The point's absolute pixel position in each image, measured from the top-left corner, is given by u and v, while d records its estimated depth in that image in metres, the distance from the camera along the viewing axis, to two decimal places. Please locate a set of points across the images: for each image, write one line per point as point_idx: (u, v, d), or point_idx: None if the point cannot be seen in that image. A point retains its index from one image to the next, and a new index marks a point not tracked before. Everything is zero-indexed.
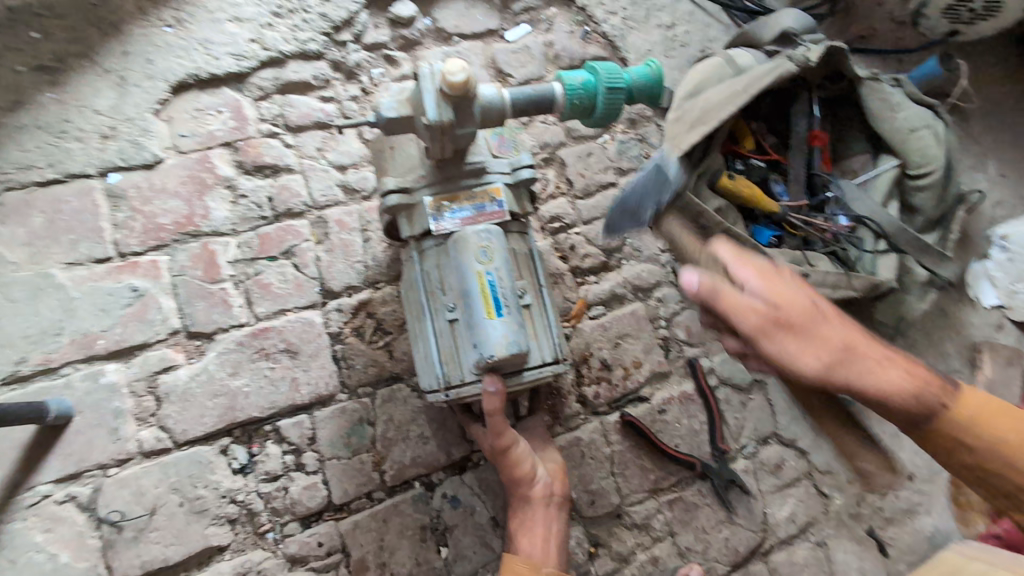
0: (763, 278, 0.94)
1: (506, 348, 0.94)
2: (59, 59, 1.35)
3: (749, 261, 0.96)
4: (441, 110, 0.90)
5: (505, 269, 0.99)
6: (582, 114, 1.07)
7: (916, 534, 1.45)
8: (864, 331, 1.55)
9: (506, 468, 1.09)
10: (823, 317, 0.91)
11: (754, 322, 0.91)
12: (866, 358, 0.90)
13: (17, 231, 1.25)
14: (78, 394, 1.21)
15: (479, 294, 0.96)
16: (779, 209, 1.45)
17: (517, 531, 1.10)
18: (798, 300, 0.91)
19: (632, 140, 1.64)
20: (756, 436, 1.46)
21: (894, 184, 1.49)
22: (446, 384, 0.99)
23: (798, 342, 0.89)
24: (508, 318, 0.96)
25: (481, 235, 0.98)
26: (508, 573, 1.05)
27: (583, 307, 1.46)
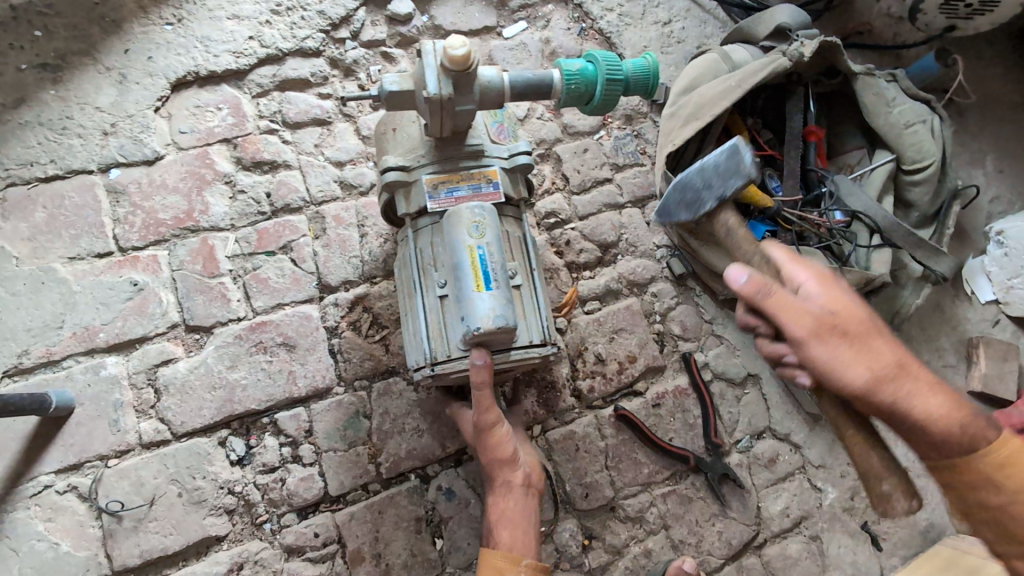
0: (825, 289, 0.96)
1: (493, 321, 0.91)
2: (62, 57, 1.39)
3: (818, 272, 0.99)
4: (441, 83, 0.89)
5: (496, 245, 0.97)
6: (579, 101, 1.04)
7: (910, 529, 1.44)
8: None
9: (487, 450, 1.10)
10: (875, 332, 0.93)
11: (808, 320, 0.92)
12: (910, 375, 0.91)
13: (20, 226, 1.28)
14: (79, 386, 1.23)
15: (468, 268, 0.94)
16: (773, 204, 1.45)
17: (496, 520, 1.11)
18: (855, 309, 0.94)
19: (628, 136, 1.65)
20: (750, 431, 1.46)
21: (888, 179, 1.49)
22: (432, 359, 0.97)
23: (849, 350, 0.91)
24: (497, 292, 0.94)
25: (474, 210, 0.97)
26: (484, 565, 1.06)
27: (575, 296, 1.48)
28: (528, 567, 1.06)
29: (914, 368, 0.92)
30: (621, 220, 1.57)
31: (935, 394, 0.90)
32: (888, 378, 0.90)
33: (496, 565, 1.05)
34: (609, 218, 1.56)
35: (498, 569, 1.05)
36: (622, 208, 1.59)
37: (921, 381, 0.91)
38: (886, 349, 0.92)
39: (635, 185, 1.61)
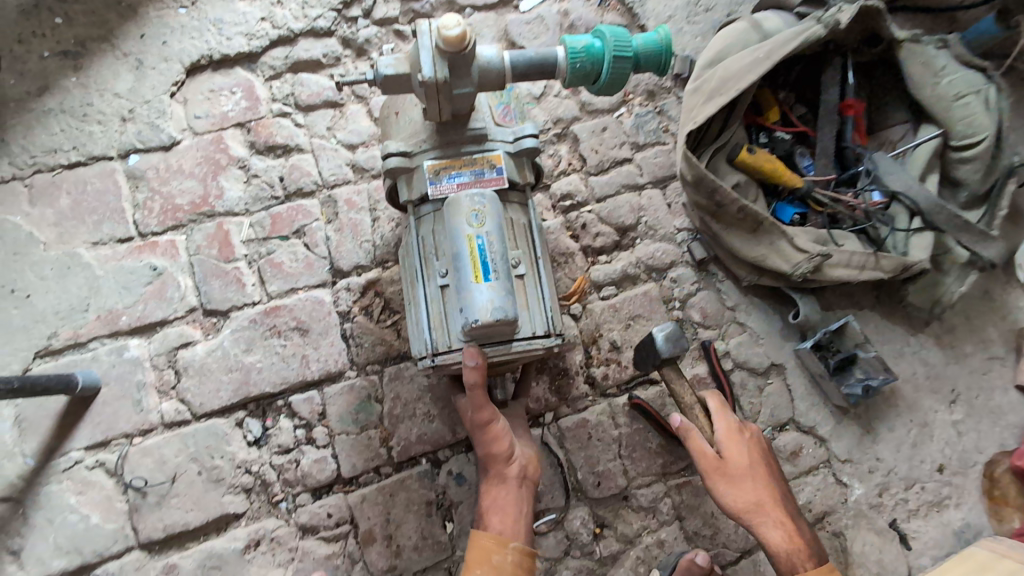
0: (728, 438, 1.13)
1: (491, 313, 0.89)
2: (81, 44, 1.41)
3: (727, 416, 1.16)
4: (437, 66, 0.85)
5: (497, 234, 0.94)
6: (585, 80, 0.98)
7: (943, 529, 1.37)
8: (895, 314, 1.46)
9: (484, 442, 1.09)
10: (755, 473, 1.11)
11: (706, 457, 1.11)
12: (770, 516, 1.09)
13: (47, 212, 1.32)
14: (105, 367, 1.28)
15: (467, 258, 0.92)
16: (803, 183, 1.37)
17: (487, 507, 1.09)
18: (744, 459, 1.12)
19: (649, 113, 1.57)
20: (772, 422, 1.40)
21: (935, 156, 1.37)
22: (433, 350, 0.96)
23: (731, 485, 1.10)
24: (495, 284, 0.91)
25: (474, 199, 0.95)
26: (474, 550, 1.04)
27: (583, 285, 1.43)
28: (515, 551, 1.05)
29: (778, 513, 1.09)
30: (640, 202, 1.51)
31: (785, 531, 1.08)
32: (750, 517, 1.09)
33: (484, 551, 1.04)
34: (628, 200, 1.50)
35: (487, 551, 1.04)
36: (641, 189, 1.52)
37: (779, 520, 1.09)
38: (757, 494, 1.10)
39: (656, 165, 1.54)
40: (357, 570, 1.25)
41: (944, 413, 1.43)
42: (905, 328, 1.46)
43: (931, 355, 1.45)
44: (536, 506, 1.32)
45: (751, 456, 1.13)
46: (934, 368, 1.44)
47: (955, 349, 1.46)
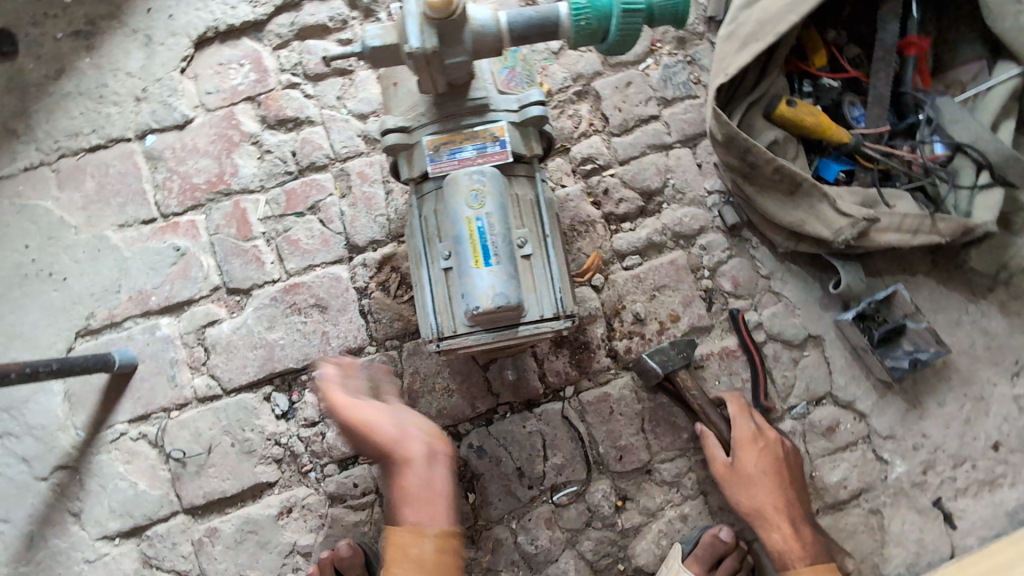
0: (740, 447, 1.22)
1: (492, 300, 0.87)
2: (91, 23, 1.41)
3: (747, 427, 1.24)
4: (424, 35, 0.79)
5: (498, 215, 0.90)
6: (591, 39, 0.89)
7: (994, 509, 1.28)
8: (953, 280, 1.33)
9: (363, 442, 0.98)
10: (763, 482, 1.20)
11: (717, 463, 1.23)
12: (770, 521, 1.19)
13: (74, 196, 1.36)
14: (140, 345, 1.33)
15: (467, 241, 0.89)
16: (851, 138, 1.23)
17: (398, 500, 0.97)
18: (755, 467, 1.21)
19: (679, 63, 1.44)
20: (808, 397, 1.32)
21: (1013, 99, 1.20)
22: (438, 335, 0.94)
23: (737, 490, 1.22)
24: (497, 268, 0.89)
25: (473, 177, 0.90)
26: (388, 547, 0.94)
27: (597, 261, 1.34)
28: (434, 537, 0.94)
29: (779, 519, 1.19)
30: (667, 163, 1.40)
31: (783, 534, 1.18)
32: (754, 517, 1.20)
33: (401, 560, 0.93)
34: (654, 161, 1.40)
35: (402, 545, 0.94)
36: (669, 148, 1.41)
37: (780, 524, 1.19)
38: (762, 500, 1.20)
39: (685, 121, 1.42)
40: (383, 537, 1.30)
41: (1004, 387, 1.31)
42: (964, 294, 1.32)
43: (994, 324, 1.32)
44: (556, 479, 1.32)
45: (763, 466, 1.21)
46: (996, 339, 1.31)
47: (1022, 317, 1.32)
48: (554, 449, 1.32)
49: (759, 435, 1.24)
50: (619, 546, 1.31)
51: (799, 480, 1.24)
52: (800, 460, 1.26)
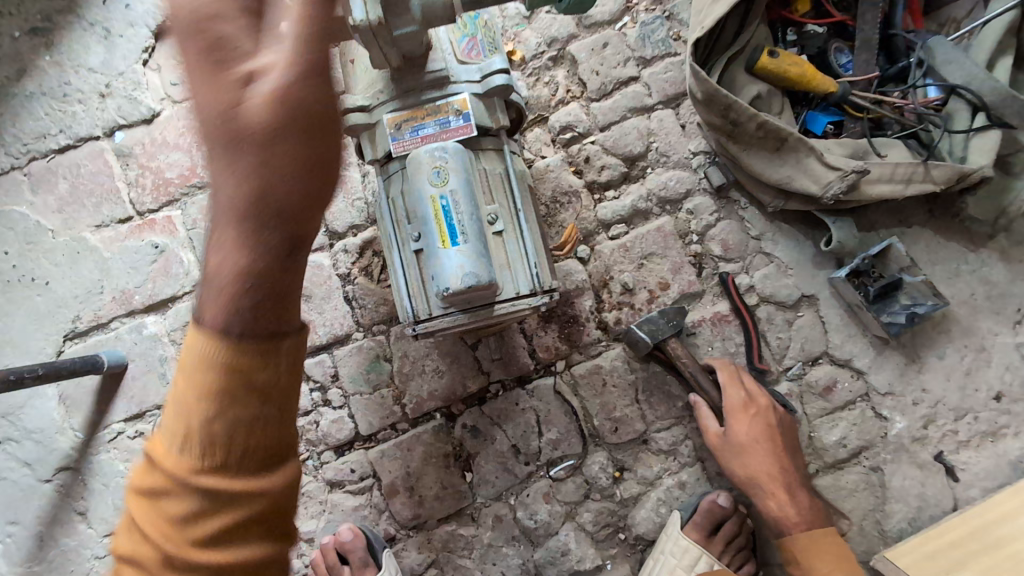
0: (732, 416, 1.20)
1: (461, 281, 0.85)
2: (48, 18, 1.36)
3: (738, 395, 1.22)
4: (367, 8, 0.73)
5: (463, 192, 0.88)
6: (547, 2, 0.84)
7: (997, 460, 1.26)
8: (950, 230, 1.28)
9: (305, 131, 0.54)
10: (757, 450, 1.19)
11: (710, 434, 1.22)
12: (765, 488, 1.19)
13: (48, 199, 1.34)
14: (128, 345, 1.33)
15: (433, 222, 0.87)
16: (837, 88, 1.17)
17: (234, 267, 0.52)
18: (748, 436, 1.19)
19: (657, 20, 1.38)
20: (803, 357, 1.30)
21: (1009, 34, 1.14)
22: (415, 319, 0.92)
23: (732, 459, 1.21)
24: (465, 247, 0.86)
25: (434, 154, 0.88)
26: (216, 354, 0.54)
27: (574, 233, 1.32)
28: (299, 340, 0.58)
29: (774, 486, 1.19)
30: (649, 126, 1.35)
31: (779, 500, 1.18)
32: (750, 486, 1.20)
33: (231, 367, 0.53)
34: (635, 125, 1.35)
35: (252, 348, 0.54)
36: (651, 110, 1.36)
37: (775, 490, 1.19)
38: (756, 468, 1.19)
39: (666, 81, 1.36)
40: (383, 519, 1.31)
41: (1006, 336, 1.27)
42: (963, 244, 1.28)
43: (995, 273, 1.27)
44: (553, 454, 1.31)
45: (756, 434, 1.20)
46: (997, 287, 1.27)
47: None
48: (548, 425, 1.32)
49: (751, 402, 1.22)
50: (619, 516, 1.31)
51: (793, 444, 1.23)
52: (794, 424, 1.24)
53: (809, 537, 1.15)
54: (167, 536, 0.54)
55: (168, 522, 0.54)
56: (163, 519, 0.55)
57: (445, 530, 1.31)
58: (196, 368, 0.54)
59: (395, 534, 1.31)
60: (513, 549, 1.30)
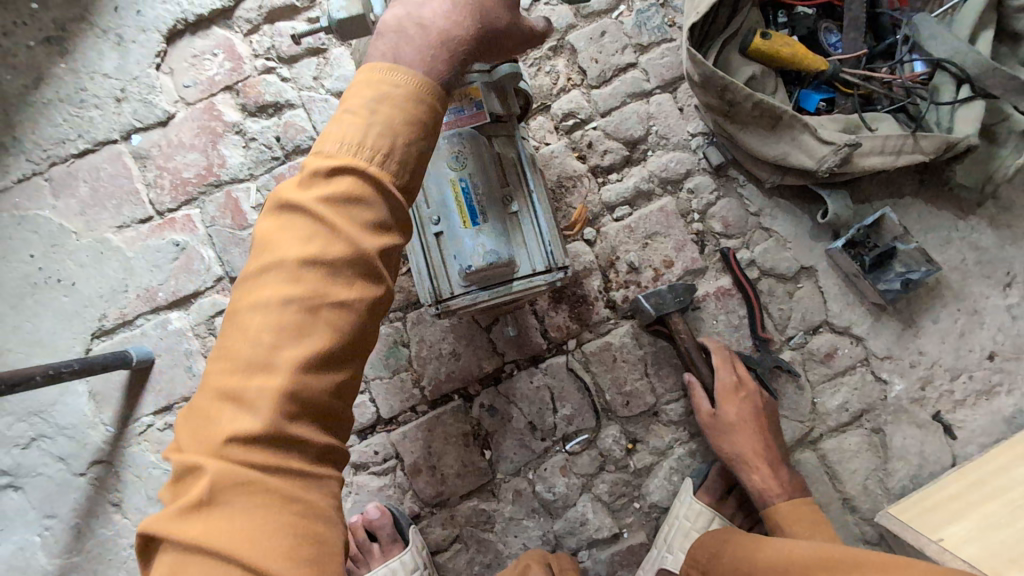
0: (722, 396, 1.26)
1: (483, 259, 0.93)
2: (61, 27, 1.40)
3: (728, 377, 1.27)
4: None
5: (480, 176, 0.95)
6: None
7: (992, 417, 1.32)
8: (940, 200, 1.34)
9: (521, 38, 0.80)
10: (744, 429, 1.24)
11: (700, 413, 1.28)
12: (750, 464, 1.24)
13: (70, 203, 1.39)
14: (154, 341, 1.37)
15: (454, 204, 0.94)
16: (828, 66, 1.22)
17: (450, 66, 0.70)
18: (735, 415, 1.25)
19: (651, 7, 1.43)
20: (804, 327, 1.35)
21: (990, 8, 1.19)
22: (436, 298, 0.97)
23: (720, 436, 1.26)
24: (485, 227, 0.94)
25: (451, 141, 0.94)
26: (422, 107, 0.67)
27: (584, 214, 1.38)
28: None
29: (759, 461, 1.24)
30: (649, 110, 1.40)
31: (763, 475, 1.23)
32: (736, 463, 1.25)
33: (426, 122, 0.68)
34: (635, 110, 1.40)
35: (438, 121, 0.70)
36: (649, 95, 1.41)
37: (760, 466, 1.24)
38: (743, 445, 1.24)
39: (663, 66, 1.42)
40: (408, 498, 1.36)
41: (997, 298, 1.33)
42: (953, 212, 1.34)
43: (984, 238, 1.33)
44: (568, 429, 1.37)
45: (744, 415, 1.25)
46: (986, 253, 1.33)
47: (1012, 229, 1.33)
48: (562, 401, 1.37)
49: (739, 386, 1.27)
50: (633, 486, 1.36)
51: (776, 428, 1.28)
52: (774, 406, 1.30)
53: (791, 508, 1.18)
54: (355, 234, 0.63)
55: (361, 225, 0.63)
56: (356, 221, 0.63)
57: (467, 506, 1.36)
58: (405, 96, 0.66)
59: (420, 512, 1.36)
60: (534, 522, 1.35)
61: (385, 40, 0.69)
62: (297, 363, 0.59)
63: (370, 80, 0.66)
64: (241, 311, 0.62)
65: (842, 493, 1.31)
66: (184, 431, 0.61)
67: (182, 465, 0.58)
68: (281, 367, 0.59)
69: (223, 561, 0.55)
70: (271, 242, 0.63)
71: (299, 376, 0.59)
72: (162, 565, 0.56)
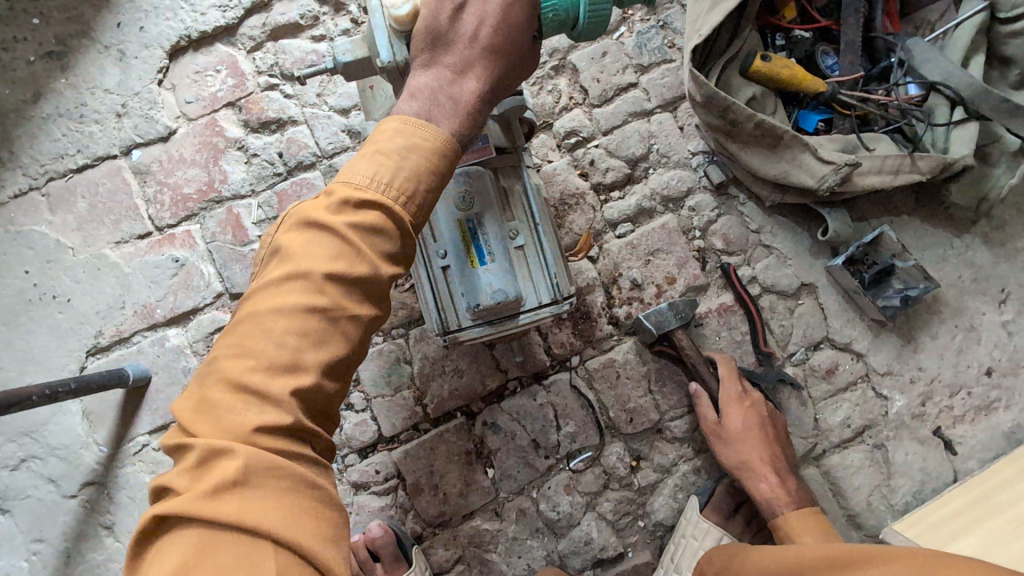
0: (726, 406, 1.27)
1: (491, 297, 0.94)
2: (62, 42, 1.40)
3: (731, 388, 1.28)
4: (393, 48, 0.81)
5: (486, 214, 0.96)
6: (560, 30, 0.84)
7: (991, 432, 1.33)
8: (936, 218, 1.37)
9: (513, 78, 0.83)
10: (749, 438, 1.24)
11: (705, 421, 1.29)
12: (755, 471, 1.23)
13: (67, 218, 1.37)
14: (151, 358, 1.35)
15: (461, 242, 0.96)
16: (827, 87, 1.25)
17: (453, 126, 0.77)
18: (739, 425, 1.25)
19: (652, 28, 1.46)
20: (806, 343, 1.36)
21: (981, 33, 1.23)
22: (444, 330, 0.98)
23: (723, 444, 1.27)
24: (492, 265, 0.96)
25: (458, 179, 0.96)
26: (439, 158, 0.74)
27: (588, 240, 1.39)
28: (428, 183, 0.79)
29: (764, 469, 1.23)
30: (650, 129, 1.42)
31: (769, 484, 1.23)
32: (740, 471, 1.25)
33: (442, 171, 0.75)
34: (636, 128, 1.42)
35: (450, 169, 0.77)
36: (650, 114, 1.43)
37: (766, 474, 1.23)
38: (747, 455, 1.24)
39: (663, 86, 1.44)
40: (409, 518, 1.34)
41: (993, 314, 1.35)
42: (948, 230, 1.36)
43: (979, 256, 1.36)
44: (572, 446, 1.36)
45: (747, 426, 1.25)
46: (981, 270, 1.36)
47: (1005, 246, 1.36)
48: (566, 418, 1.36)
49: (742, 397, 1.27)
50: (637, 503, 1.35)
51: (783, 438, 1.28)
52: (784, 424, 1.30)
53: (798, 518, 1.18)
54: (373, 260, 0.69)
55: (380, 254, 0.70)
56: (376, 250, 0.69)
57: (470, 526, 1.34)
58: (430, 149, 0.73)
59: (421, 532, 1.34)
60: (538, 541, 1.34)
61: (416, 102, 0.77)
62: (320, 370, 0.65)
63: (404, 130, 0.73)
64: (262, 314, 0.65)
65: (846, 510, 1.31)
66: (195, 421, 0.63)
67: (201, 453, 0.60)
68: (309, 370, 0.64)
69: (243, 538, 0.58)
70: (295, 255, 0.67)
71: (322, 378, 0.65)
72: (181, 539, 0.58)
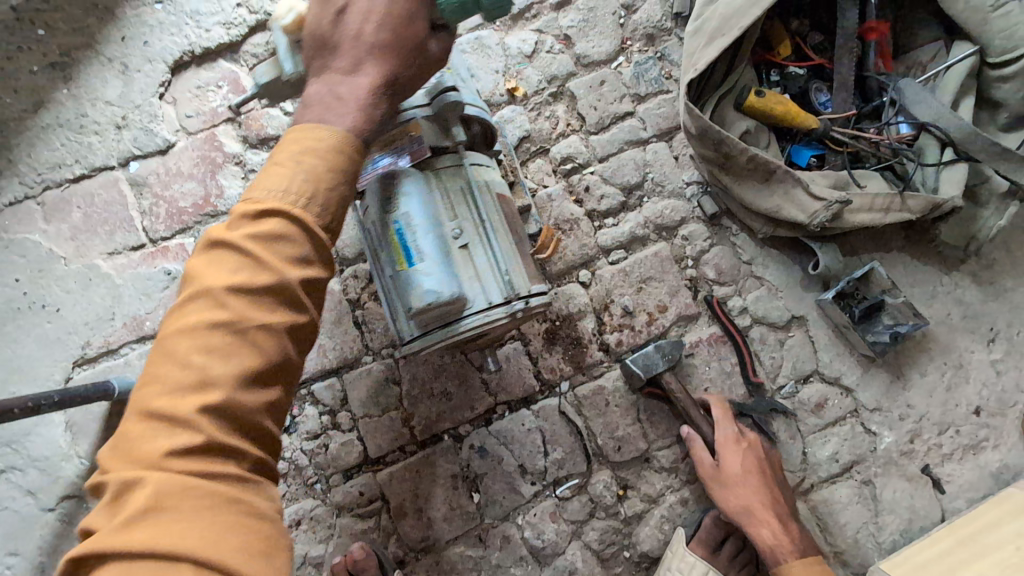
0: (724, 449, 1.25)
1: (422, 297, 0.93)
2: (65, 53, 1.41)
3: (727, 429, 1.26)
4: (293, 58, 0.87)
5: (416, 215, 0.96)
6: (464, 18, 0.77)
7: (979, 472, 1.33)
8: (925, 256, 1.38)
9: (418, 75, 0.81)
10: (749, 481, 1.23)
11: (702, 467, 1.26)
12: (759, 517, 1.21)
13: (62, 228, 1.37)
14: (138, 371, 1.34)
15: (396, 247, 0.97)
16: (819, 124, 1.27)
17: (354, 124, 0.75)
18: (739, 468, 1.23)
19: (649, 59, 1.48)
20: (795, 376, 1.36)
21: (971, 77, 1.25)
22: (402, 338, 1.03)
23: (722, 489, 1.24)
24: (421, 266, 0.94)
25: (387, 185, 0.97)
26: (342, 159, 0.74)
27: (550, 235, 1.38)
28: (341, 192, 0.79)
29: (766, 514, 1.22)
30: (645, 157, 1.44)
31: (773, 529, 1.21)
32: (742, 516, 1.22)
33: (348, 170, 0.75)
34: (632, 156, 1.44)
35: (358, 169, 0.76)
36: (646, 143, 1.45)
37: (768, 520, 1.21)
38: (748, 498, 1.22)
39: (660, 116, 1.46)
40: (392, 542, 1.32)
41: (981, 353, 1.36)
42: (938, 268, 1.37)
43: (968, 294, 1.37)
44: (559, 473, 1.35)
45: (747, 468, 1.24)
46: (970, 308, 1.37)
47: (995, 285, 1.37)
48: (554, 444, 1.35)
49: (739, 439, 1.26)
50: (623, 533, 1.34)
51: (780, 479, 1.28)
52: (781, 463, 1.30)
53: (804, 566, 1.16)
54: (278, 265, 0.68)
55: (287, 259, 0.69)
56: (282, 256, 0.69)
57: (454, 552, 1.32)
58: (327, 151, 0.73)
59: (404, 557, 1.32)
60: (521, 570, 1.32)
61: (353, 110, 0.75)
62: (231, 381, 0.64)
63: (297, 138, 0.73)
64: (170, 338, 0.66)
65: (833, 547, 1.30)
66: (113, 456, 0.63)
67: (116, 486, 0.60)
68: (215, 386, 0.63)
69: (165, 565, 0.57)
70: (199, 277, 0.68)
71: (232, 393, 0.64)
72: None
